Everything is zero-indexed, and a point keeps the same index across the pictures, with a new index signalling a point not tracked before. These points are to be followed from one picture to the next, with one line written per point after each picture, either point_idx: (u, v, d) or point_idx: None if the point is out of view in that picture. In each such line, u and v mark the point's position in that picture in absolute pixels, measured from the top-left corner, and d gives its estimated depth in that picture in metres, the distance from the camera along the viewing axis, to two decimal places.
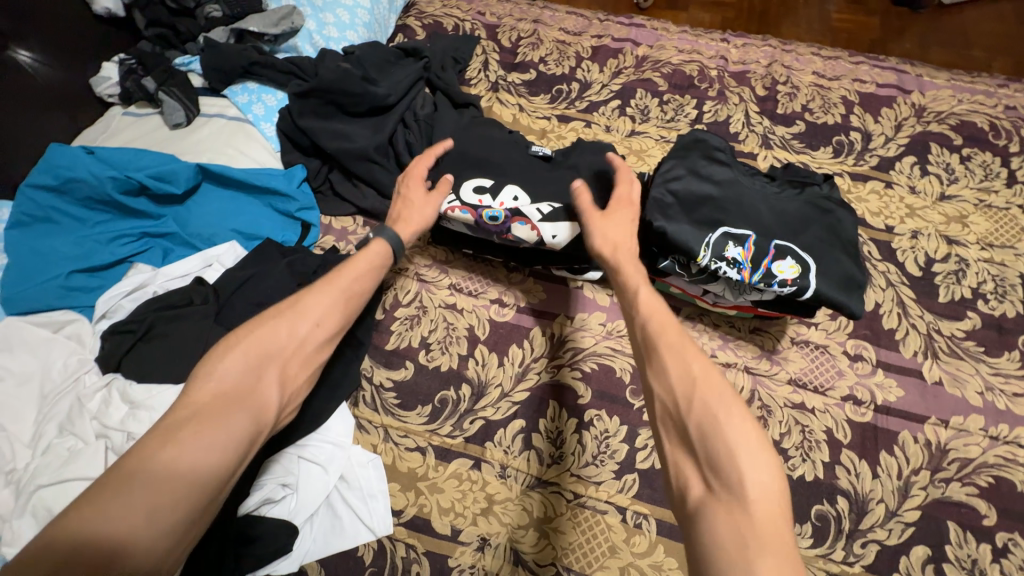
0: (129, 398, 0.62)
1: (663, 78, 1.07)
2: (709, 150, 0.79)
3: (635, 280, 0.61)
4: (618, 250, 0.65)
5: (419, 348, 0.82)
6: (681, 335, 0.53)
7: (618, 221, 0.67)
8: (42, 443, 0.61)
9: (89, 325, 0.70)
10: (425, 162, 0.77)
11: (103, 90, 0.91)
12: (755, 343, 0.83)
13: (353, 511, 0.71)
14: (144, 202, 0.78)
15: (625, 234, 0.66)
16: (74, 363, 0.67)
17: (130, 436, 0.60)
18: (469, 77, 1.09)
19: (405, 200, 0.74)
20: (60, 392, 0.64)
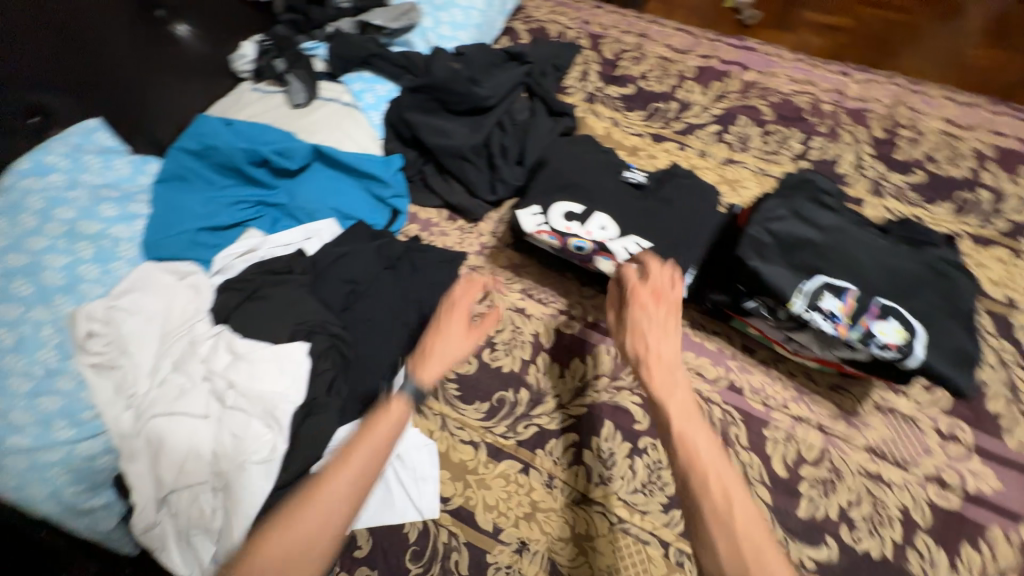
0: (234, 349, 0.69)
1: (769, 107, 1.03)
2: (815, 193, 0.76)
3: (669, 414, 0.56)
4: (662, 365, 0.59)
5: (484, 345, 0.85)
6: (729, 497, 0.50)
7: (640, 327, 0.62)
8: (158, 376, 0.68)
9: (205, 277, 0.77)
10: (470, 295, 0.72)
11: (239, 66, 1.00)
12: (833, 401, 0.78)
13: (404, 489, 0.75)
14: (263, 173, 0.86)
15: (646, 338, 0.61)
16: (190, 309, 0.74)
17: (232, 383, 0.67)
18: (568, 85, 1.10)
19: (442, 333, 0.68)
20: (178, 331, 0.72)
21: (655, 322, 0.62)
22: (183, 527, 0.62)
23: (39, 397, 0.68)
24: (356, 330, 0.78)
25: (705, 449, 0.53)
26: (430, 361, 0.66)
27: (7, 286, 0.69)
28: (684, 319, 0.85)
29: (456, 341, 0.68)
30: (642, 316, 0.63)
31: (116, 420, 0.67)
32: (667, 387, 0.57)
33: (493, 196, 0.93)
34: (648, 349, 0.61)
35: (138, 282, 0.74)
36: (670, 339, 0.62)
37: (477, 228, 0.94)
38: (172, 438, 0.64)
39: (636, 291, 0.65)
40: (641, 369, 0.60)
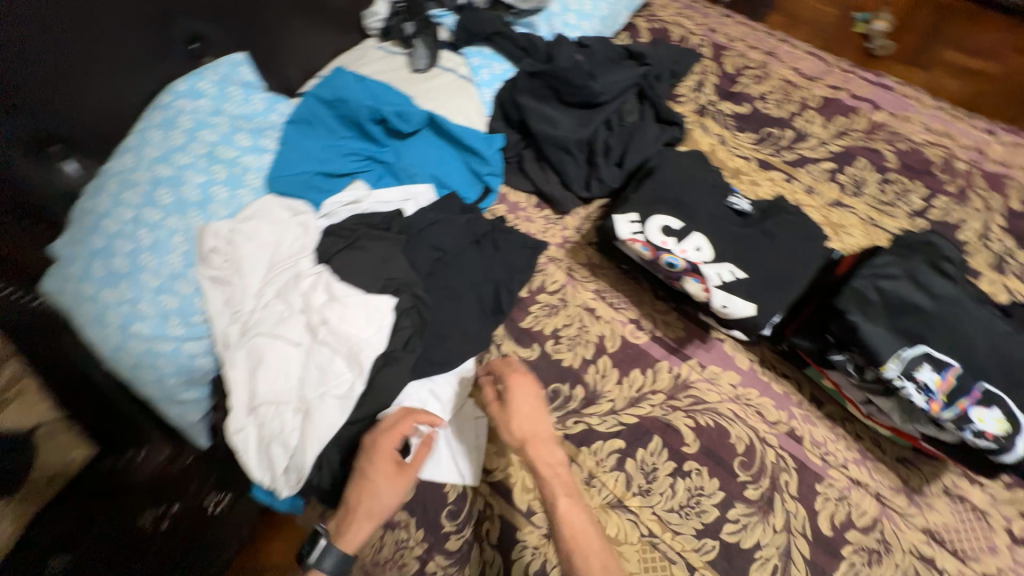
0: (331, 290, 0.75)
1: (895, 154, 0.97)
2: (936, 258, 0.71)
3: (553, 488, 0.67)
4: (536, 441, 0.70)
5: (549, 336, 0.87)
6: (607, 565, 0.62)
7: (517, 416, 0.71)
8: (264, 299, 0.76)
9: (314, 218, 0.83)
10: (394, 437, 0.67)
11: (370, 23, 1.06)
12: (898, 473, 0.75)
13: (451, 453, 0.77)
14: (379, 131, 0.90)
15: (525, 423, 0.71)
16: (297, 246, 0.81)
17: (326, 321, 0.73)
18: (680, 93, 1.07)
19: (370, 487, 0.65)
20: (285, 263, 0.79)
21: (529, 409, 0.72)
22: (262, 437, 0.69)
23: (162, 295, 0.77)
24: (437, 296, 0.83)
25: (581, 517, 0.65)
26: (358, 521, 0.65)
27: (152, 191, 0.77)
28: (754, 355, 0.84)
29: (385, 497, 0.65)
30: (518, 403, 0.72)
31: (220, 331, 0.75)
32: (549, 463, 0.69)
33: (586, 192, 0.93)
34: (531, 431, 0.71)
35: (258, 211, 0.81)
36: (545, 420, 0.72)
37: (563, 221, 0.95)
38: (267, 357, 0.71)
39: (511, 378, 0.74)
40: (526, 451, 0.69)
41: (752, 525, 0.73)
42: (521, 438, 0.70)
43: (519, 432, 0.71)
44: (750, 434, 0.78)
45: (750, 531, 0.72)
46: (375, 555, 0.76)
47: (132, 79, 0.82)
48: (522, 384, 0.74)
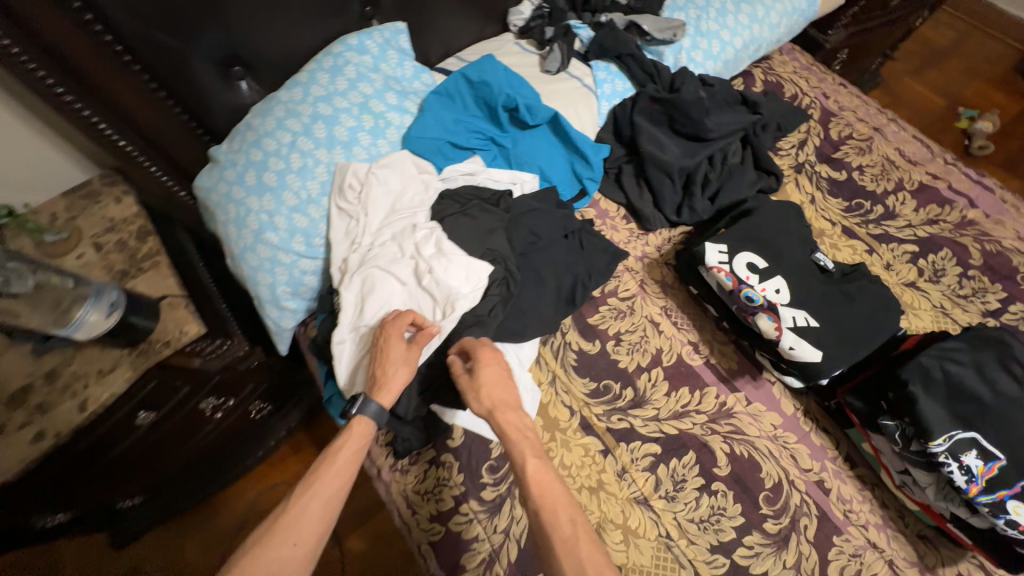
0: (441, 247, 0.85)
1: (981, 253, 0.99)
2: (1007, 357, 0.74)
3: (522, 450, 0.68)
4: (505, 408, 0.72)
5: (611, 336, 0.93)
6: (574, 523, 0.63)
7: (479, 389, 0.73)
8: (381, 237, 0.87)
9: (434, 180, 0.94)
10: (402, 321, 0.77)
11: (512, 20, 1.15)
12: (915, 548, 0.77)
13: None
14: (505, 118, 0.99)
15: (494, 392, 0.73)
16: (418, 200, 0.91)
17: (431, 272, 0.83)
18: (782, 146, 1.12)
19: (384, 355, 0.74)
20: (404, 212, 0.89)
21: (501, 377, 0.75)
22: (359, 354, 0.80)
23: (296, 213, 0.88)
24: (524, 275, 0.91)
25: (548, 477, 0.67)
26: (379, 386, 0.72)
27: (311, 124, 0.88)
28: (799, 404, 0.88)
29: (396, 366, 0.74)
30: (487, 374, 0.74)
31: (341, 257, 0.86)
32: (516, 427, 0.70)
33: (675, 217, 1.00)
34: (501, 397, 0.73)
35: (393, 163, 0.91)
36: (513, 391, 0.75)
37: (646, 237, 1.02)
38: (378, 288, 0.82)
39: (482, 351, 0.76)
40: (496, 417, 0.71)
41: (764, 555, 0.77)
42: (485, 405, 0.72)
43: (488, 400, 0.72)
44: (780, 474, 0.83)
45: (761, 560, 0.77)
46: (417, 485, 0.84)
47: (312, 24, 0.94)
48: (491, 361, 0.75)
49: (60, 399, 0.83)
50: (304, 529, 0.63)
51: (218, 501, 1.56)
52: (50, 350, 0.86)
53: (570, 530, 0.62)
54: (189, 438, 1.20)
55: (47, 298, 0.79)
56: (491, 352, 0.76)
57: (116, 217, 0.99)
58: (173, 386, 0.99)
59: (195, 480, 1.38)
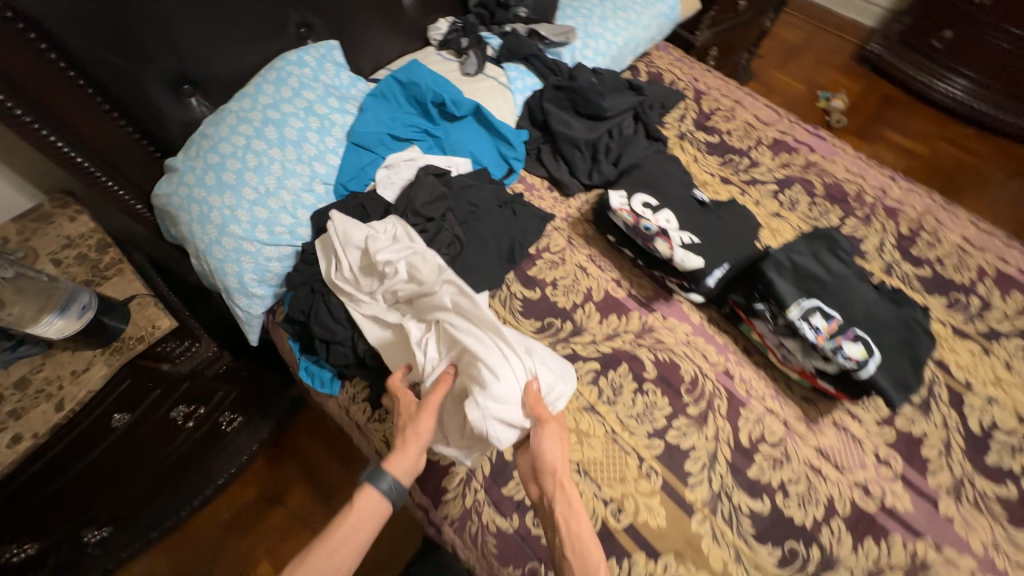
0: (464, 311, 0.85)
1: (822, 185, 1.27)
2: (835, 247, 0.98)
3: (589, 543, 0.72)
4: (560, 473, 0.77)
5: (549, 283, 1.10)
6: None
7: (551, 458, 0.77)
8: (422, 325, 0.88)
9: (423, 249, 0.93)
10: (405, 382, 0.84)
11: (431, 35, 1.33)
12: (801, 407, 0.98)
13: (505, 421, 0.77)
14: (435, 113, 1.16)
15: (555, 473, 0.77)
16: (420, 268, 0.91)
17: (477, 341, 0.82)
18: (667, 121, 1.37)
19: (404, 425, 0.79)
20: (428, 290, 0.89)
21: (551, 442, 0.78)
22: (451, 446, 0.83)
23: (256, 207, 0.98)
24: (469, 239, 1.07)
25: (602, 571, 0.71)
26: (398, 456, 0.77)
27: (262, 128, 0.99)
28: (703, 314, 1.08)
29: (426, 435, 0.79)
30: (547, 443, 0.78)
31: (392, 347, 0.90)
32: (577, 517, 0.74)
33: (588, 180, 1.20)
34: (558, 472, 0.77)
35: (378, 242, 0.93)
36: (561, 451, 0.79)
37: (568, 201, 1.21)
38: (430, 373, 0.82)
39: (542, 416, 0.79)
40: (556, 493, 0.76)
41: (688, 433, 0.94)
42: (558, 467, 0.77)
43: (549, 463, 0.77)
44: (695, 369, 1.01)
45: (687, 437, 0.94)
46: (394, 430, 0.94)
47: (253, 44, 1.06)
48: (550, 421, 0.79)
49: (35, 403, 0.87)
50: None
51: (193, 528, 1.53)
52: (19, 360, 0.90)
53: None
54: (160, 450, 1.22)
55: (33, 287, 0.86)
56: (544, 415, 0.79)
57: (73, 234, 1.04)
58: (145, 386, 1.06)
59: (168, 502, 1.36)
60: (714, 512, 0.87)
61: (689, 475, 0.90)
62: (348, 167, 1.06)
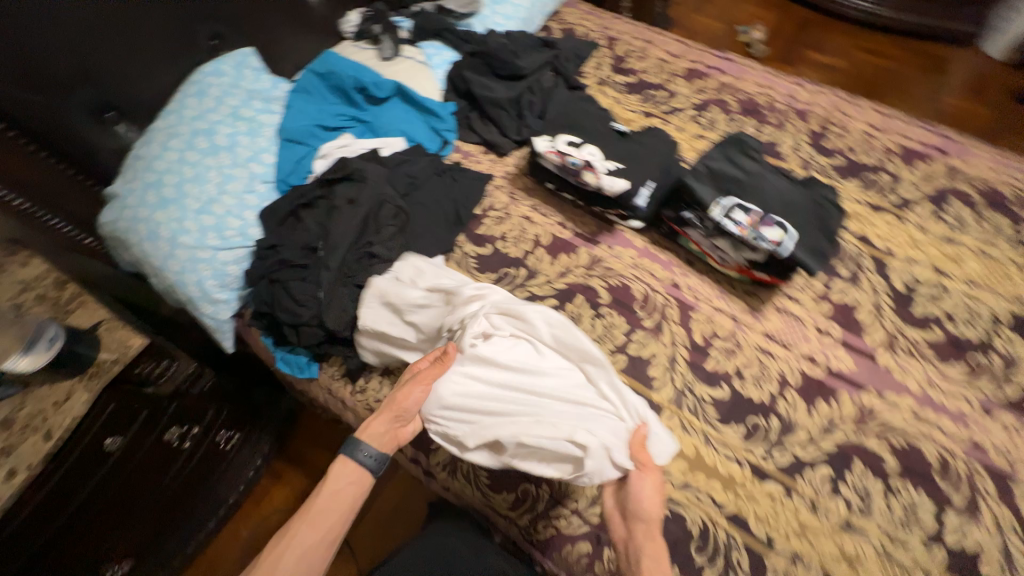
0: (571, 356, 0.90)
1: (736, 102, 1.35)
2: (745, 148, 1.06)
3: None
4: (653, 520, 0.77)
5: (498, 237, 1.16)
6: None
7: (644, 506, 0.77)
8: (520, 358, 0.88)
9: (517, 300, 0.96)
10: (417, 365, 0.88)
11: (345, 28, 1.38)
12: (745, 300, 1.06)
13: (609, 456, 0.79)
14: (359, 98, 1.22)
15: (644, 519, 0.77)
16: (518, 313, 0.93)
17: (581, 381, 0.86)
18: (585, 71, 1.43)
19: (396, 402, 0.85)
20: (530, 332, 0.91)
21: (645, 488, 0.78)
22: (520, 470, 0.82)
23: (202, 215, 1.01)
24: (414, 209, 1.12)
25: None
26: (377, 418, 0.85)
27: (192, 138, 1.03)
28: (646, 238, 1.14)
29: (413, 412, 0.86)
30: (638, 487, 0.79)
31: (465, 377, 0.86)
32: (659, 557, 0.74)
33: (518, 136, 1.25)
34: (648, 517, 0.77)
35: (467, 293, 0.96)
36: (657, 500, 0.78)
37: (504, 160, 1.26)
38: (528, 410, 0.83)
39: (643, 463, 0.80)
40: (641, 536, 0.76)
41: (648, 344, 1.02)
42: (653, 516, 0.77)
43: (642, 511, 0.77)
44: (645, 288, 1.08)
45: (646, 347, 1.01)
46: (376, 394, 0.99)
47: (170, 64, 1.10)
48: (651, 467, 0.79)
49: (22, 438, 0.90)
50: (325, 517, 0.80)
51: (211, 552, 1.55)
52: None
53: None
54: (161, 476, 1.22)
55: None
56: (646, 463, 0.79)
57: (26, 278, 1.01)
58: (132, 409, 1.08)
59: (181, 528, 1.37)
60: (679, 406, 0.95)
61: (653, 379, 0.98)
62: (284, 161, 1.11)
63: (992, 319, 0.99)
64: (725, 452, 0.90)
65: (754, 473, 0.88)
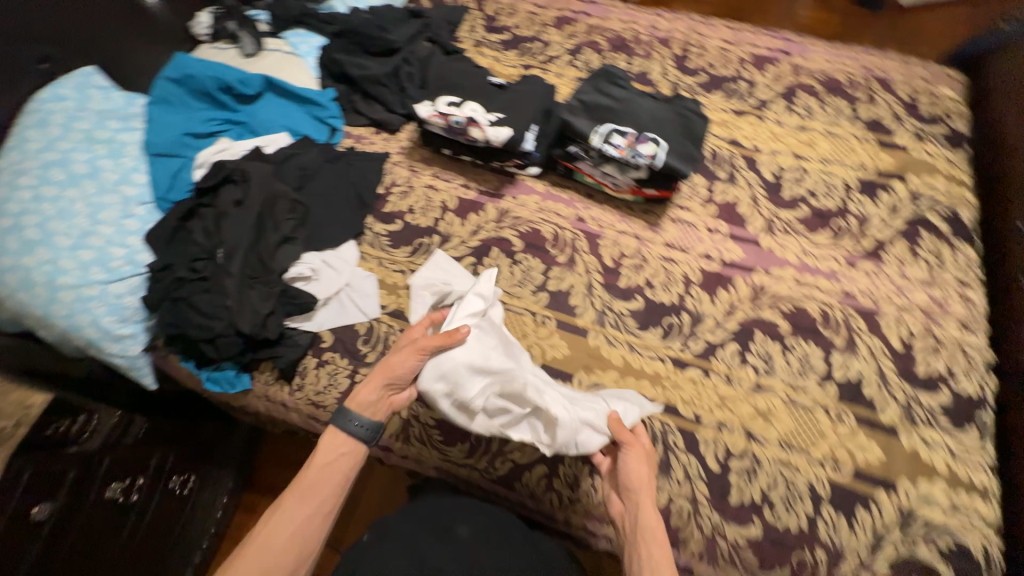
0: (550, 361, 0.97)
1: (605, 41, 1.42)
2: (613, 78, 1.14)
3: (653, 541, 0.74)
4: (641, 487, 0.78)
5: (406, 212, 1.16)
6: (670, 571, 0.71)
7: (632, 480, 0.78)
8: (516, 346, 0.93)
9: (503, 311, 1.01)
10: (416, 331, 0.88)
11: (198, 31, 1.31)
12: (644, 219, 1.14)
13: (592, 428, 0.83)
14: (229, 100, 1.18)
15: (633, 492, 0.77)
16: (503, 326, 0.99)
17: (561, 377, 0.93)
18: (461, 35, 1.44)
19: (389, 365, 0.84)
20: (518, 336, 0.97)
21: (632, 461, 0.79)
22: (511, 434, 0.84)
23: (78, 250, 0.94)
24: (312, 200, 1.11)
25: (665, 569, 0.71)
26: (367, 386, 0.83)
27: (45, 172, 0.95)
28: (545, 181, 1.19)
29: (404, 380, 0.85)
30: (627, 464, 0.79)
31: (488, 345, 0.89)
32: (649, 519, 0.75)
33: (404, 109, 1.25)
34: (633, 485, 0.78)
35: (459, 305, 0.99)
36: (644, 470, 0.79)
37: (396, 136, 1.26)
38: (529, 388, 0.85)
39: (627, 440, 0.80)
40: (630, 504, 0.77)
41: (565, 277, 1.08)
42: (642, 490, 0.78)
43: (629, 481, 0.78)
44: (554, 228, 1.13)
45: (564, 280, 1.07)
46: (315, 387, 0.99)
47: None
48: (637, 444, 0.81)
49: None
50: (322, 487, 0.79)
51: None
52: None
53: (662, 561, 0.72)
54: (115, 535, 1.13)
55: None
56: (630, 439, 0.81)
57: None
58: (54, 472, 0.98)
59: None
60: (602, 325, 1.02)
61: (575, 307, 1.04)
62: (159, 178, 1.06)
63: (845, 187, 1.14)
64: (648, 353, 0.99)
65: (675, 364, 0.97)
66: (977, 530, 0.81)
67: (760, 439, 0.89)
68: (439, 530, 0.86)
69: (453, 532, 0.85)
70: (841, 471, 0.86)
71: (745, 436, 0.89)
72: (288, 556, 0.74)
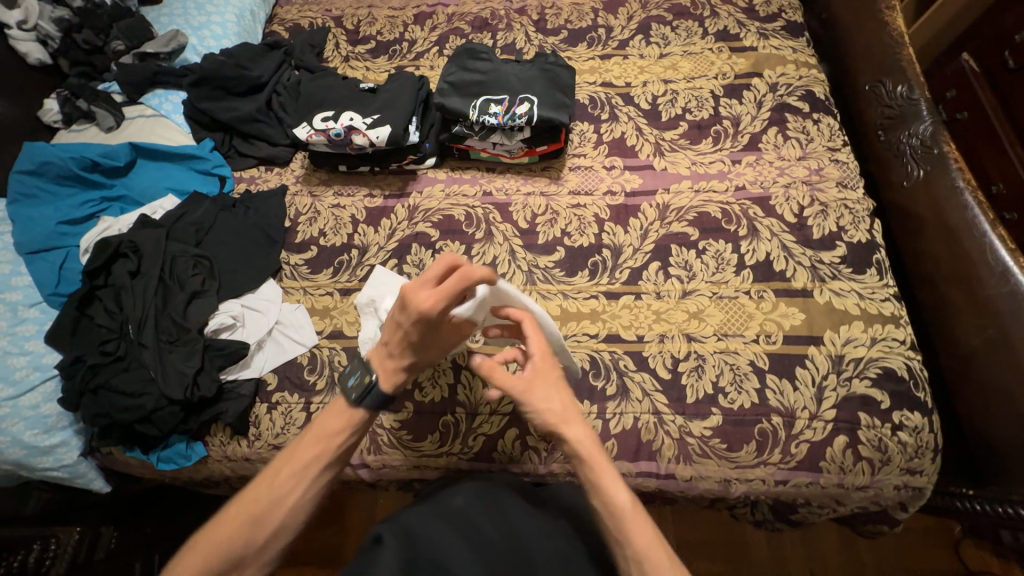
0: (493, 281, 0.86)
1: (467, 24, 1.45)
2: (475, 53, 1.18)
3: (583, 459, 0.72)
4: (557, 417, 0.74)
5: (317, 236, 1.15)
6: (613, 473, 0.71)
7: (541, 413, 0.74)
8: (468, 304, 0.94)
9: None
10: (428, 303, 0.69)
11: (48, 118, 1.25)
12: (547, 175, 1.18)
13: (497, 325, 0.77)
14: (99, 177, 1.14)
15: (547, 422, 0.74)
16: None
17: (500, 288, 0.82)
18: (327, 56, 1.44)
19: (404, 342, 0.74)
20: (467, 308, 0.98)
21: (535, 392, 0.75)
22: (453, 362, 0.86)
23: None
24: (218, 250, 1.08)
25: (609, 477, 0.71)
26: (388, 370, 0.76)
27: None
28: (445, 168, 1.22)
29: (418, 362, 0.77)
30: (532, 397, 0.74)
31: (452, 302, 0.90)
32: (575, 440, 0.73)
33: (287, 139, 1.24)
34: (546, 416, 0.74)
35: None
36: (552, 395, 0.75)
37: (288, 168, 1.24)
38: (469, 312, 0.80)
39: (508, 379, 0.75)
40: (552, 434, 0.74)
41: (487, 250, 1.10)
42: (560, 415, 0.74)
43: (540, 418, 0.74)
44: (465, 209, 1.15)
45: (487, 254, 1.10)
46: (272, 429, 0.97)
47: None
48: (528, 376, 0.76)
49: None
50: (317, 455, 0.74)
51: None
52: None
53: (605, 468, 0.71)
54: None
55: None
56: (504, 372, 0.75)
57: None
58: None
59: None
60: (534, 283, 1.05)
61: (503, 275, 1.07)
62: (42, 274, 1.01)
63: (712, 96, 1.23)
64: (581, 296, 1.03)
65: (608, 297, 1.02)
66: (897, 353, 0.90)
67: (698, 338, 0.95)
68: (433, 506, 0.76)
69: (451, 505, 0.76)
70: (774, 342, 0.93)
71: (685, 340, 0.95)
72: (289, 524, 0.71)
